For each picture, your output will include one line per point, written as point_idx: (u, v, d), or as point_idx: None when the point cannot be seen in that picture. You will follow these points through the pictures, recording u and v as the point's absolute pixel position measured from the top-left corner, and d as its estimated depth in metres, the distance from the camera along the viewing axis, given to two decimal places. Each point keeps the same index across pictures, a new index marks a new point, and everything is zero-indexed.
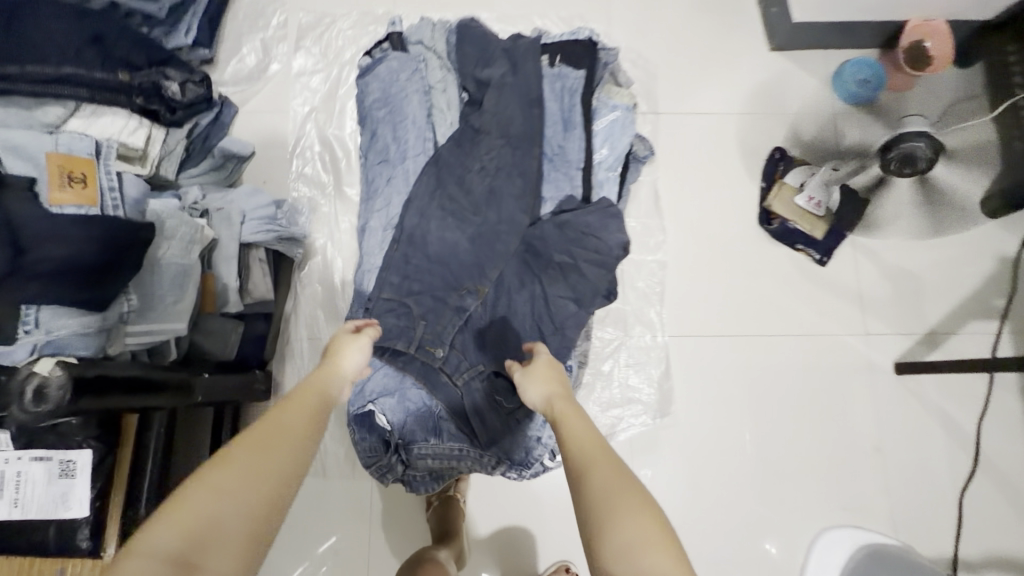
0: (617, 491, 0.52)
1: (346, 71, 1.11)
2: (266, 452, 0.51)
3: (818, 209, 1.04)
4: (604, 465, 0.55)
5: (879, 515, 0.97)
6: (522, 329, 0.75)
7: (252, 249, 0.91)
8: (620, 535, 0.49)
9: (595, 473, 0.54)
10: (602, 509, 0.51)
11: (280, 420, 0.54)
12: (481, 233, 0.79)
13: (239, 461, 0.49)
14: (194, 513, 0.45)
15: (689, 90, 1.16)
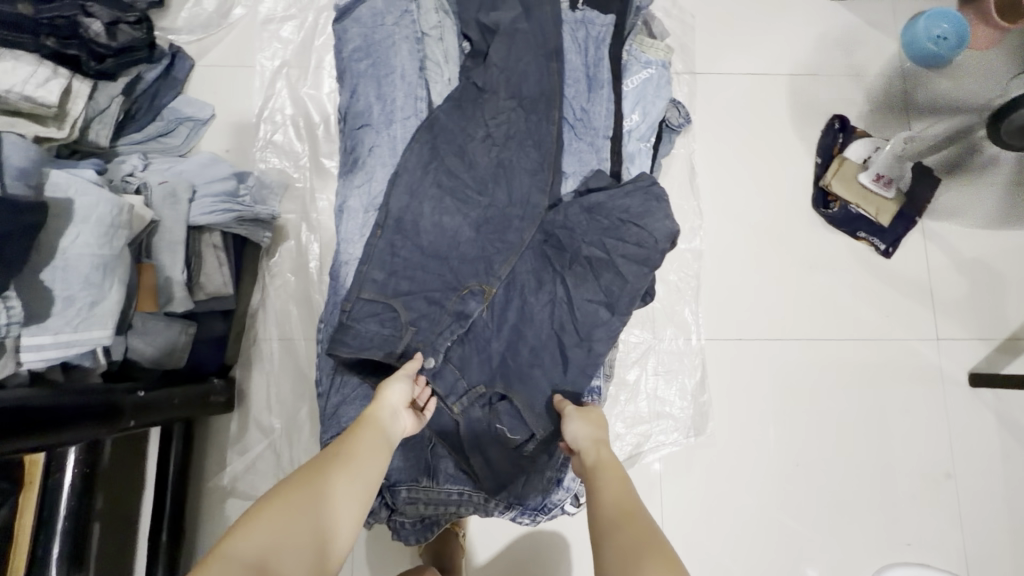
0: (640, 565, 0.39)
1: (323, 17, 0.92)
2: (298, 503, 0.43)
3: (888, 188, 0.88)
4: (629, 533, 0.42)
5: (946, 553, 0.83)
6: (540, 345, 0.61)
7: (204, 233, 0.74)
8: None
9: (618, 546, 0.42)
10: None
11: (329, 460, 0.46)
12: (495, 211, 0.63)
13: (283, 508, 0.42)
14: (230, 571, 0.38)
15: (732, 45, 0.97)
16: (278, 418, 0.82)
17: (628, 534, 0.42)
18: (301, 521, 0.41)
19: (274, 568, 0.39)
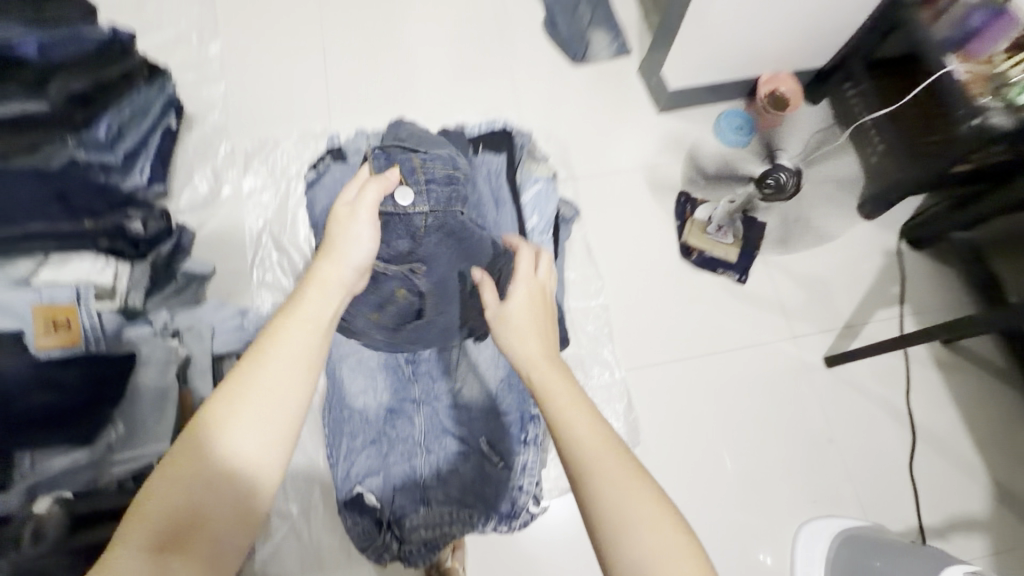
0: (626, 483, 0.50)
1: (294, 184, 1.22)
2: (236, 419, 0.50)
3: (727, 236, 1.22)
4: (613, 458, 0.52)
5: (844, 502, 1.06)
6: (453, 301, 0.81)
7: (224, 360, 0.96)
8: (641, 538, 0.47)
9: (602, 471, 0.51)
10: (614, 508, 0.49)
11: (250, 371, 0.52)
12: (416, 297, 0.80)
13: (212, 434, 0.50)
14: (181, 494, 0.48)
15: (598, 155, 1.33)
16: (295, 503, 0.99)
17: (612, 461, 0.51)
18: (234, 442, 0.50)
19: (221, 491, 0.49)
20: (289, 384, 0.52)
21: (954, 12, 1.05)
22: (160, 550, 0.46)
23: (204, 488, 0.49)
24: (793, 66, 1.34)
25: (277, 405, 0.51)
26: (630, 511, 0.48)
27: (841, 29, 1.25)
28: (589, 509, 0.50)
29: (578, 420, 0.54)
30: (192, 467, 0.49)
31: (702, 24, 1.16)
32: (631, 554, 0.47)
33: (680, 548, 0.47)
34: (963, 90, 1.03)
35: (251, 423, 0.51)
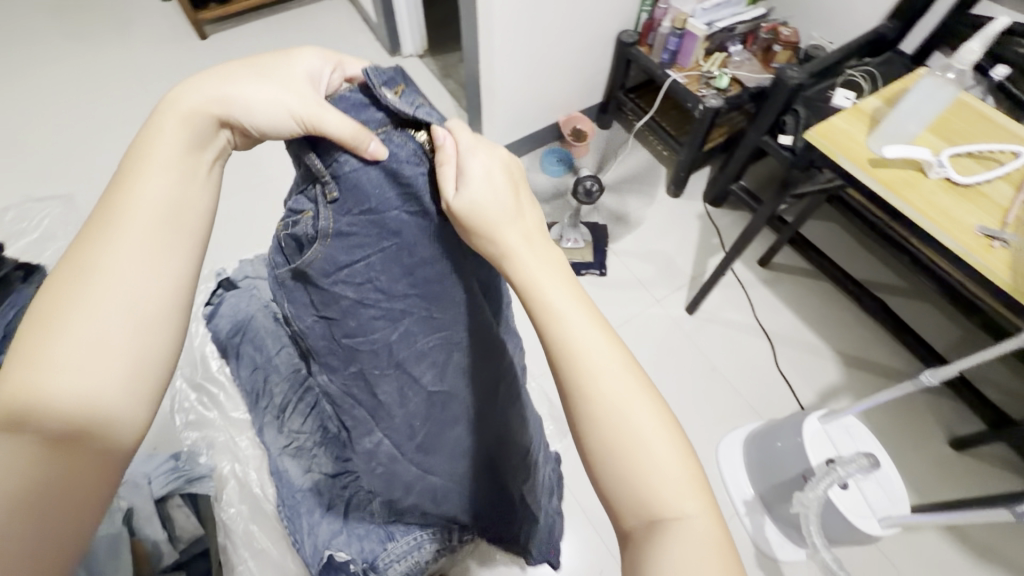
0: (628, 395, 0.43)
1: (194, 327, 1.30)
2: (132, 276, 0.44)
3: (579, 242, 1.46)
4: (613, 363, 0.44)
5: (742, 412, 1.27)
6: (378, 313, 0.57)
7: (166, 501, 1.01)
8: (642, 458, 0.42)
9: (603, 372, 0.44)
10: (614, 430, 0.42)
11: (130, 218, 0.45)
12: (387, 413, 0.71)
13: (77, 313, 0.41)
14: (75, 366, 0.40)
15: None
16: None
17: (616, 363, 0.44)
18: (102, 316, 0.42)
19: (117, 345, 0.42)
20: (161, 255, 0.45)
21: (660, 41, 1.46)
22: (48, 435, 0.38)
23: (76, 369, 0.40)
24: (579, 106, 1.71)
25: (151, 282, 0.44)
26: (628, 413, 0.43)
27: (599, 72, 1.64)
28: (582, 414, 0.44)
29: (571, 312, 0.45)
30: (58, 342, 0.40)
31: (496, 97, 1.48)
32: (624, 460, 0.42)
33: (677, 457, 0.43)
34: (685, 87, 1.41)
35: (123, 307, 0.42)
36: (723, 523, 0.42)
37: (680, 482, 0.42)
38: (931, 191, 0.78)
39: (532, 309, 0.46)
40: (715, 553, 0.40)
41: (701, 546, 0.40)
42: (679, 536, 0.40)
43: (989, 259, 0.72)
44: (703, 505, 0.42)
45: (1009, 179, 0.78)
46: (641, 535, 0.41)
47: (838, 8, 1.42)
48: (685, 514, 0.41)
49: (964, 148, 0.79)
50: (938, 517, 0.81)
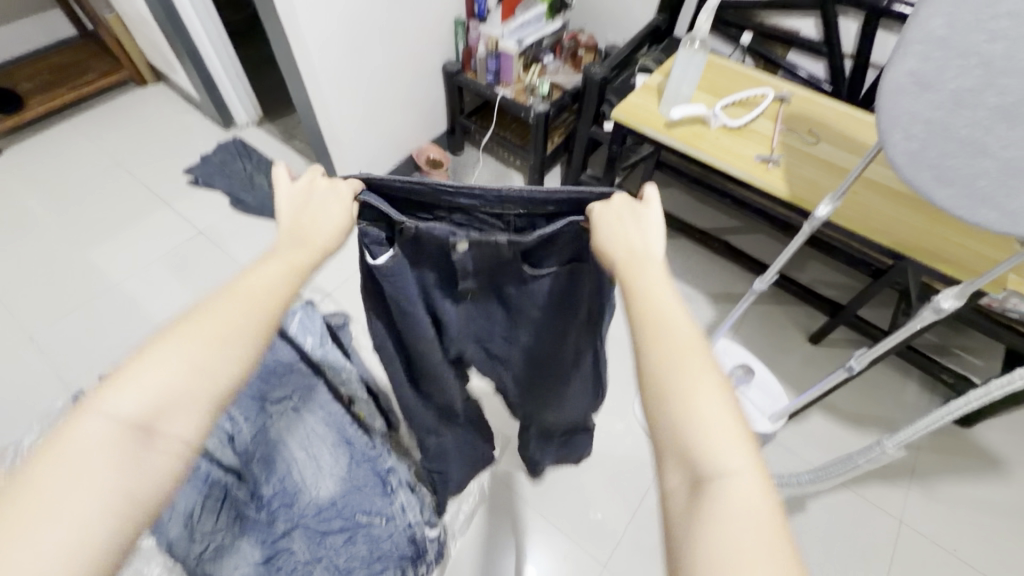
0: (692, 346, 0.42)
1: None
2: (242, 310, 0.43)
3: None
4: (673, 322, 0.43)
5: None
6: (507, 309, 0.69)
7: None
8: (693, 413, 0.38)
9: (667, 325, 0.43)
10: (677, 376, 0.40)
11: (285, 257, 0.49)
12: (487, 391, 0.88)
13: (199, 316, 0.42)
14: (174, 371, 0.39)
15: (336, 268, 1.57)
16: None
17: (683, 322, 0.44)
18: (214, 322, 0.42)
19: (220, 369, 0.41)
20: (275, 285, 0.46)
21: (481, 64, 1.59)
22: (133, 428, 0.37)
23: (187, 366, 0.40)
24: (427, 137, 1.79)
25: (258, 309, 0.44)
26: (685, 361, 0.41)
27: (436, 102, 1.74)
28: (649, 355, 0.42)
29: (657, 279, 0.47)
30: (167, 344, 0.40)
31: (343, 145, 1.50)
32: (675, 409, 0.39)
33: (737, 426, 0.38)
34: (515, 99, 1.55)
35: (228, 320, 0.42)
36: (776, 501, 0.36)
37: (728, 443, 0.37)
38: (715, 138, 0.94)
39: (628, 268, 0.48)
40: (760, 518, 0.34)
41: (750, 508, 0.34)
42: (725, 494, 0.35)
43: (768, 178, 0.89)
44: (755, 477, 0.36)
45: (767, 115, 0.98)
46: (683, 497, 0.37)
47: (620, 10, 1.65)
48: (721, 472, 0.36)
49: (728, 99, 0.98)
50: (802, 395, 0.98)
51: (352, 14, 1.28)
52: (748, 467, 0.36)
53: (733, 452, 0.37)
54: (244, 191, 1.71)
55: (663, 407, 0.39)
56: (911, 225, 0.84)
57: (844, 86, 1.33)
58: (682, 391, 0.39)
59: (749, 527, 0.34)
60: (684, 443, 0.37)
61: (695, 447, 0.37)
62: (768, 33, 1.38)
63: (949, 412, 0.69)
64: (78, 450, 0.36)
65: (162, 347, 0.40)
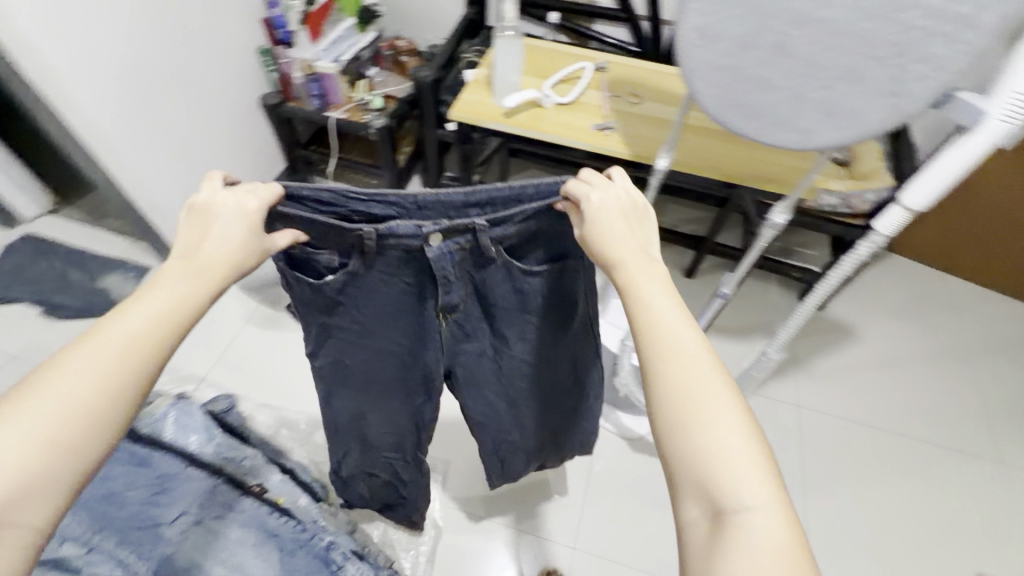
0: (709, 378, 0.45)
1: None
2: (113, 358, 0.42)
3: None
4: (693, 350, 0.46)
5: None
6: (491, 330, 0.72)
7: None
8: (712, 446, 0.42)
9: (682, 352, 0.46)
10: (698, 410, 0.43)
11: (165, 290, 0.47)
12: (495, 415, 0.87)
13: (49, 401, 0.39)
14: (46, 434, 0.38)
15: (203, 347, 1.39)
16: None
17: (703, 352, 0.46)
18: (83, 394, 0.40)
19: (98, 430, 0.40)
20: (150, 345, 0.44)
21: (303, 91, 1.49)
22: None
23: (57, 436, 0.39)
24: (267, 179, 1.64)
25: (119, 399, 0.42)
26: (695, 398, 0.44)
27: (266, 140, 1.60)
28: (664, 385, 0.45)
29: (663, 302, 0.49)
30: (6, 442, 0.37)
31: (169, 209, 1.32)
32: (690, 444, 0.43)
33: (753, 458, 0.42)
34: (349, 120, 1.47)
35: (98, 391, 0.41)
36: (795, 534, 0.40)
37: (746, 475, 0.41)
38: (553, 117, 0.97)
39: (635, 303, 0.49)
40: (781, 557, 0.39)
41: (766, 548, 0.39)
42: (743, 533, 0.39)
43: (610, 144, 0.94)
44: (773, 512, 0.40)
45: (592, 86, 1.03)
46: (704, 530, 0.41)
47: (430, 9, 1.64)
48: (742, 506, 0.40)
49: (554, 78, 1.01)
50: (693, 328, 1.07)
51: (130, 61, 1.11)
52: (771, 503, 0.41)
53: (753, 487, 0.41)
54: (57, 293, 1.43)
55: (682, 438, 0.43)
56: (737, 156, 0.94)
57: (650, 45, 1.45)
58: (701, 423, 0.43)
59: (771, 563, 0.38)
60: (701, 475, 0.42)
61: (716, 482, 0.41)
62: (572, 9, 1.46)
63: (810, 304, 0.79)
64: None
65: (30, 407, 0.39)
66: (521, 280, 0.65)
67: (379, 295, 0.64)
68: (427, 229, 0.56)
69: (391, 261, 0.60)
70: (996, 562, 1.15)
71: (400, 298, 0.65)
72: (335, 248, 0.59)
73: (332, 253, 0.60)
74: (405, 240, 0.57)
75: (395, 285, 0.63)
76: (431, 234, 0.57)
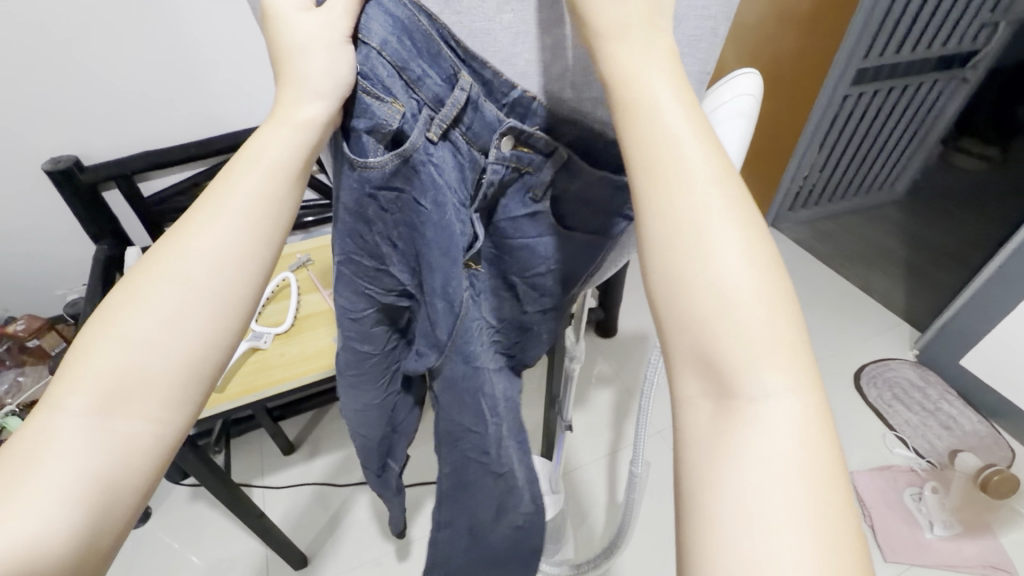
0: (743, 231, 0.31)
1: None
2: (216, 219, 0.36)
3: None
4: (716, 180, 0.32)
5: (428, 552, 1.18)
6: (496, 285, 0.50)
7: None
8: (726, 321, 0.30)
9: (706, 195, 0.32)
10: (713, 265, 0.30)
11: (258, 158, 0.38)
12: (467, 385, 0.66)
13: (175, 260, 0.35)
14: (157, 310, 0.34)
15: None
16: None
17: (740, 211, 0.32)
18: (199, 275, 0.35)
19: (206, 313, 0.35)
20: (261, 207, 0.37)
21: None
22: (97, 409, 0.32)
23: (170, 321, 0.34)
24: None
25: (243, 272, 0.36)
26: (700, 258, 0.31)
27: None
28: (670, 213, 0.32)
29: (672, 112, 0.33)
30: (134, 311, 0.33)
31: None
32: (715, 317, 0.30)
33: (778, 350, 0.30)
34: None
35: (212, 271, 0.35)
36: (824, 447, 0.29)
37: (772, 374, 0.29)
38: (281, 354, 0.79)
39: (648, 131, 0.33)
40: (800, 470, 0.27)
41: (783, 454, 0.28)
42: (752, 422, 0.28)
43: None
44: (791, 400, 0.29)
45: (307, 290, 0.88)
46: (706, 412, 0.30)
47: (42, 265, 1.22)
48: (761, 399, 0.29)
49: (257, 307, 0.83)
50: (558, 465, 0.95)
51: None
52: (801, 408, 0.29)
53: (778, 379, 0.29)
54: None
55: (691, 293, 0.30)
56: None
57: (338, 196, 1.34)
58: (716, 281, 0.30)
59: (797, 485, 0.27)
60: (720, 353, 0.30)
61: (736, 367, 0.29)
62: None
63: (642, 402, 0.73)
64: (53, 435, 0.31)
65: (150, 277, 0.35)
66: (589, 215, 0.47)
67: (411, 235, 0.43)
68: (513, 120, 0.41)
69: (451, 169, 0.41)
70: (849, 457, 1.32)
71: (448, 255, 0.41)
72: (409, 103, 0.39)
73: (405, 112, 0.39)
74: (455, 95, 0.39)
75: (447, 222, 0.41)
76: (511, 133, 0.41)
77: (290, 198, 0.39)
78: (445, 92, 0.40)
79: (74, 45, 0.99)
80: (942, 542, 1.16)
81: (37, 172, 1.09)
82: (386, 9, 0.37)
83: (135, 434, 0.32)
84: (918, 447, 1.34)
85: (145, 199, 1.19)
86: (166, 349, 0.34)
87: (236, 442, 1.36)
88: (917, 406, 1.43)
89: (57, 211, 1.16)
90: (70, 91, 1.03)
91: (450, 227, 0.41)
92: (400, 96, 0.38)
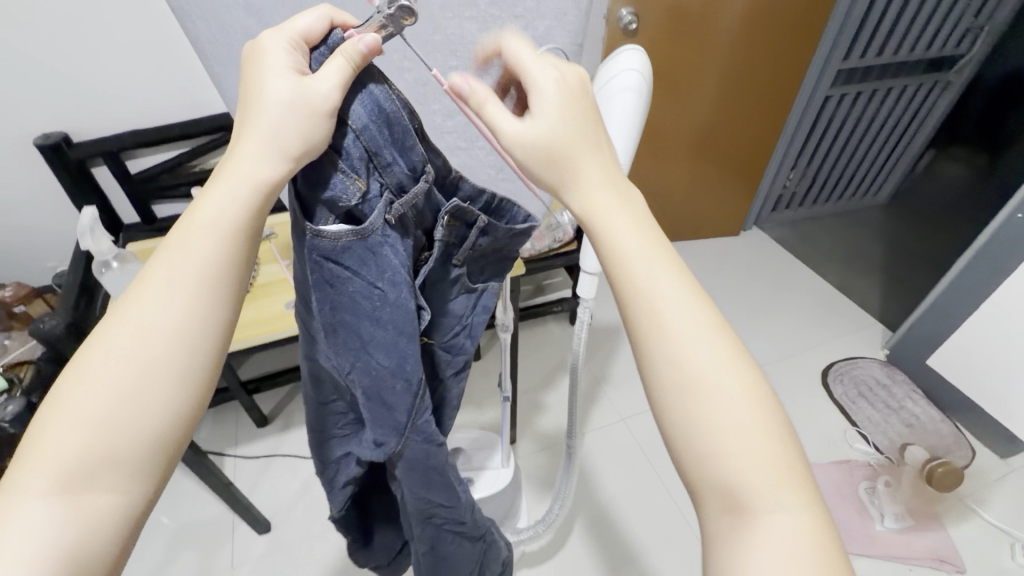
0: (726, 354, 0.35)
1: None
2: (175, 286, 0.36)
3: None
4: (697, 313, 0.36)
5: None
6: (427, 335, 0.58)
7: None
8: (729, 444, 0.33)
9: (682, 326, 0.35)
10: (707, 399, 0.34)
11: (212, 221, 0.38)
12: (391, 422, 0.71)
13: (129, 329, 0.35)
14: (114, 384, 0.34)
15: None
16: None
17: (716, 330, 0.36)
18: (154, 342, 0.35)
19: (168, 383, 0.35)
20: (216, 270, 0.38)
21: None
22: (54, 494, 0.31)
23: (123, 389, 0.34)
24: None
25: (198, 339, 0.37)
26: (699, 392, 0.34)
27: None
28: (659, 361, 0.35)
29: (641, 254, 0.38)
30: (84, 388, 0.33)
31: None
32: (714, 439, 0.33)
33: (778, 460, 0.33)
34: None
35: (170, 337, 0.35)
36: (827, 536, 0.32)
37: (776, 480, 0.32)
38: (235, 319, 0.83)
39: (626, 280, 0.37)
40: (811, 566, 0.31)
41: (795, 551, 0.31)
42: (765, 527, 0.32)
43: None
44: (799, 508, 0.32)
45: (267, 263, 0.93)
46: (724, 526, 0.33)
47: (32, 236, 1.27)
48: (772, 509, 0.32)
49: None
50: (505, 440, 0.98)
51: None
52: (804, 506, 0.32)
53: (786, 486, 0.32)
54: None
55: (697, 425, 0.34)
56: None
57: None
58: (714, 409, 0.33)
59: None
60: (729, 475, 0.33)
61: (748, 485, 0.32)
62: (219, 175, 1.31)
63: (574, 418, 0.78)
64: (15, 522, 0.30)
65: (98, 351, 0.34)
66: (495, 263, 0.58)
67: (362, 317, 0.45)
68: (456, 203, 0.48)
69: (404, 248, 0.45)
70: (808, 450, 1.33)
71: (403, 333, 0.46)
72: (370, 182, 0.42)
73: (368, 191, 0.42)
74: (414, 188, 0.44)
75: (402, 299, 0.45)
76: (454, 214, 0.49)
77: (237, 266, 0.39)
78: (408, 179, 0.44)
79: (57, 21, 1.03)
80: (890, 534, 1.18)
81: (27, 147, 1.15)
82: (374, 97, 0.41)
83: (99, 514, 0.32)
84: (877, 442, 1.35)
85: (131, 176, 1.25)
86: (128, 421, 0.33)
87: (213, 413, 1.41)
88: (882, 404, 1.44)
89: (46, 184, 1.21)
90: (56, 70, 1.08)
91: (406, 305, 0.45)
92: (365, 175, 0.42)
